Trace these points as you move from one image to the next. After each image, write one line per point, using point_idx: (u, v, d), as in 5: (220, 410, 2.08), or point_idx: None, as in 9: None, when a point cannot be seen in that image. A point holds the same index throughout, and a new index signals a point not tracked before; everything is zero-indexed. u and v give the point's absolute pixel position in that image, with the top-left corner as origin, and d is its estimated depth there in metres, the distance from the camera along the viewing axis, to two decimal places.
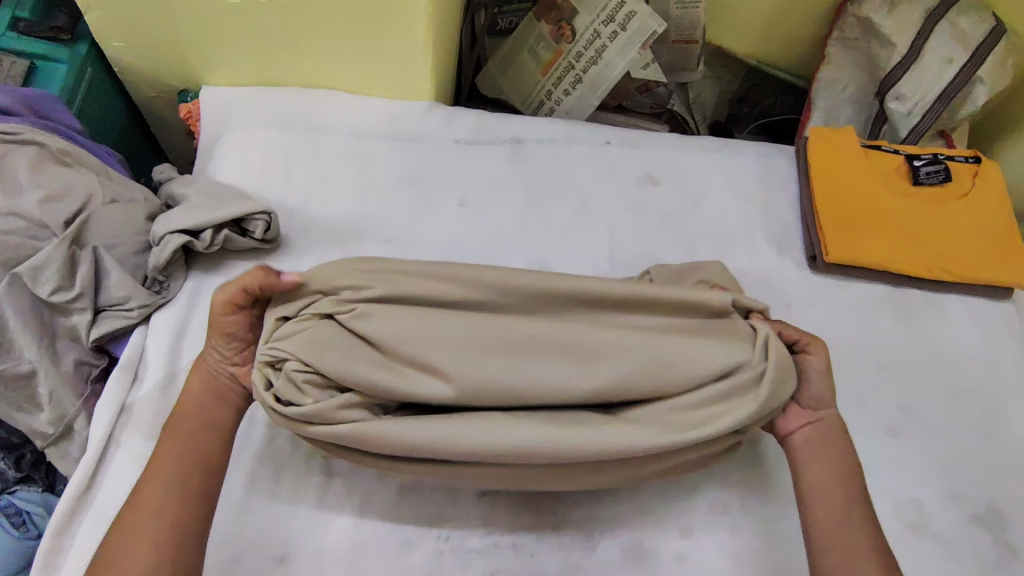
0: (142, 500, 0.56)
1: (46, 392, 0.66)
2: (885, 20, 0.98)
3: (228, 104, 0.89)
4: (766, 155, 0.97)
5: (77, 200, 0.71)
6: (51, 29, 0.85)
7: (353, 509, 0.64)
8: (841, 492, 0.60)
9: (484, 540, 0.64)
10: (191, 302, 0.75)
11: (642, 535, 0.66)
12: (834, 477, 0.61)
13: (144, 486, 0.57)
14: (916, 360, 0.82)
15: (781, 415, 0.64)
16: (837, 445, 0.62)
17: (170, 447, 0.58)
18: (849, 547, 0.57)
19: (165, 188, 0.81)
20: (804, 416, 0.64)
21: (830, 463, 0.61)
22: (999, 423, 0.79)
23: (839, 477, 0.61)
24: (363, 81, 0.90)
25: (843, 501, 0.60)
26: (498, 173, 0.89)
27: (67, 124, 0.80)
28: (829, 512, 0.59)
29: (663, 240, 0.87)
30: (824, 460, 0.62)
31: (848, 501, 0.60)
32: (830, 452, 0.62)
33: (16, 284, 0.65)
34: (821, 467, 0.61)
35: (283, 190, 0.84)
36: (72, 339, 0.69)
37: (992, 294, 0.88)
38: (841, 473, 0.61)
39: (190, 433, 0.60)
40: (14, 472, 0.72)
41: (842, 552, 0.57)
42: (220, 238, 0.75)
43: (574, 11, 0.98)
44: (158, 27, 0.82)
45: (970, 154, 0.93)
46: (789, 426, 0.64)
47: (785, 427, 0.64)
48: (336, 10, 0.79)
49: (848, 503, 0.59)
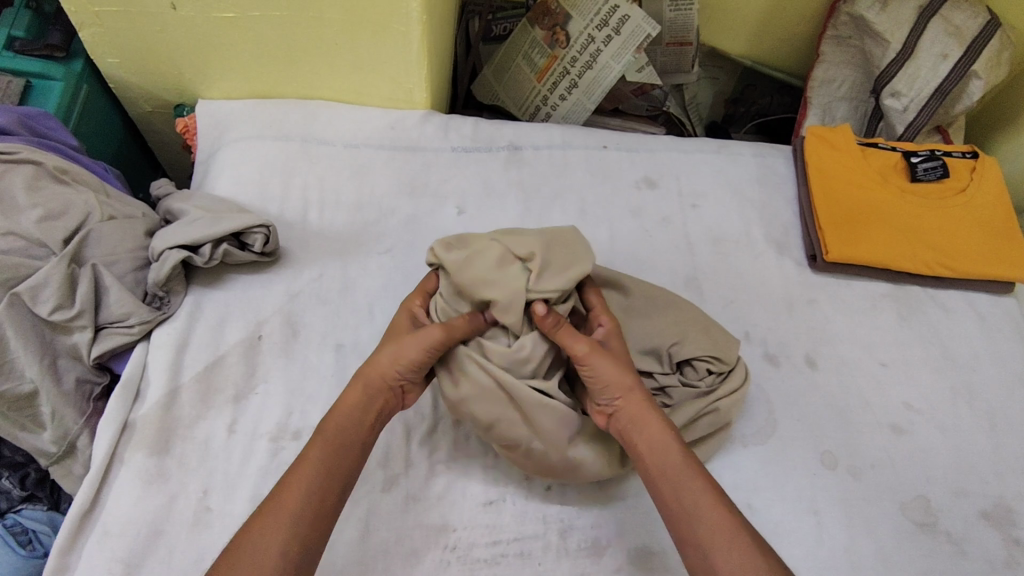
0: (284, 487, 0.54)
1: (48, 411, 0.66)
2: (878, 17, 0.97)
3: (224, 118, 0.89)
4: (763, 155, 0.97)
5: (75, 217, 0.71)
6: (45, 47, 0.85)
7: (358, 522, 0.64)
8: (664, 486, 0.56)
9: (491, 550, 0.64)
10: (191, 317, 0.74)
11: (649, 540, 0.66)
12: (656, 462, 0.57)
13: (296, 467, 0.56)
14: (918, 357, 0.82)
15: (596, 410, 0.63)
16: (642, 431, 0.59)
17: (326, 439, 0.57)
18: (692, 539, 0.52)
19: (162, 204, 0.81)
20: (605, 413, 0.62)
21: (642, 453, 0.58)
22: (1005, 419, 0.78)
23: (660, 468, 0.57)
24: (359, 91, 0.90)
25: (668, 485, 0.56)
26: (495, 181, 0.89)
27: (63, 141, 0.80)
28: (665, 506, 0.55)
29: (662, 243, 0.87)
30: (637, 456, 0.59)
31: (672, 488, 0.55)
32: (633, 444, 0.59)
33: (16, 304, 0.65)
34: (653, 449, 0.58)
35: (280, 203, 0.84)
36: (73, 357, 0.68)
37: (994, 288, 0.88)
38: (662, 458, 0.57)
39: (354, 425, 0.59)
40: (19, 491, 0.71)
41: (687, 541, 0.53)
42: (219, 251, 0.74)
43: (568, 17, 0.98)
44: (153, 41, 0.81)
45: (967, 149, 0.93)
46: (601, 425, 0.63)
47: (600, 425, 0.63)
48: (328, 23, 0.79)
49: (672, 490, 0.55)
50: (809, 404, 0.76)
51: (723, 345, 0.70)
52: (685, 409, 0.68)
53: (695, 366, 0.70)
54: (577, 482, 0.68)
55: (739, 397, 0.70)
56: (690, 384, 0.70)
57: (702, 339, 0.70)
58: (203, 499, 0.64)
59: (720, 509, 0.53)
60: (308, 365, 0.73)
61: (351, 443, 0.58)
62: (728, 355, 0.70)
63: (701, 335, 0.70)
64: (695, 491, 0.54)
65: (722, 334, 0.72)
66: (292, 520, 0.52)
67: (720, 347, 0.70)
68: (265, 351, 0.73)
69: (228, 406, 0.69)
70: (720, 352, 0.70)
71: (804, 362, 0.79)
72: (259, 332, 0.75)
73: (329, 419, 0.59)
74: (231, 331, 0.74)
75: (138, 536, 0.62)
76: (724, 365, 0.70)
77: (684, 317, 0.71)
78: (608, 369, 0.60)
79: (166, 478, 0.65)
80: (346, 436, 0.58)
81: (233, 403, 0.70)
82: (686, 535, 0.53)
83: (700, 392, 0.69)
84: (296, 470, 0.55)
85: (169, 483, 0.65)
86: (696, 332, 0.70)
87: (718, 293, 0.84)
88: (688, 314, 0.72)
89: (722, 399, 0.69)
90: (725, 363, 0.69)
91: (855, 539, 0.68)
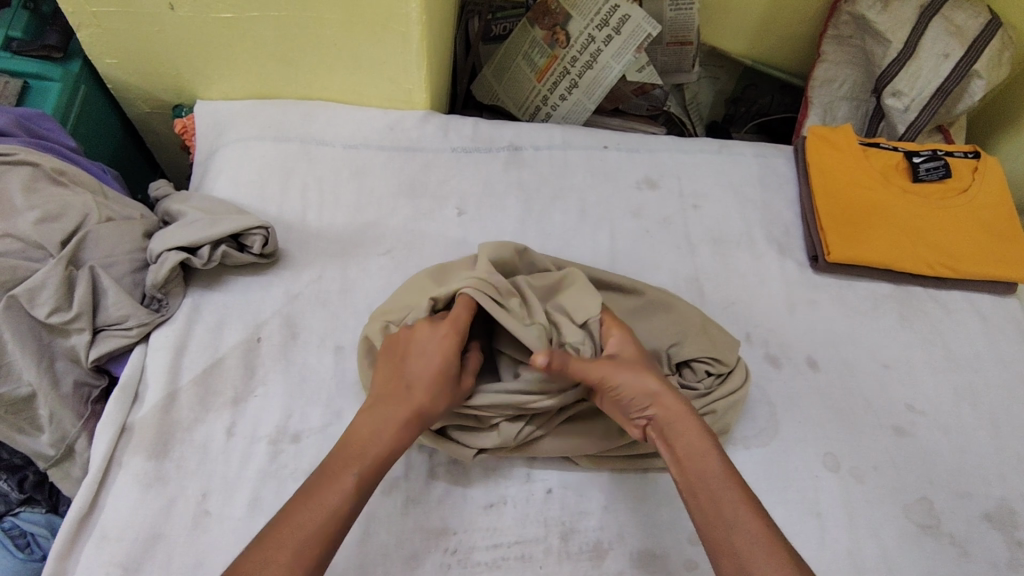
0: (301, 505, 0.52)
1: (46, 414, 0.65)
2: (879, 16, 0.97)
3: (222, 119, 0.88)
4: (764, 155, 0.96)
5: (73, 219, 0.70)
6: (44, 47, 0.85)
7: (358, 525, 0.63)
8: (699, 496, 0.55)
9: (492, 553, 0.64)
10: (190, 320, 0.74)
11: (651, 542, 0.65)
12: (689, 474, 0.57)
13: (325, 482, 0.54)
14: (921, 358, 0.81)
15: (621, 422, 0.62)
16: (676, 440, 0.58)
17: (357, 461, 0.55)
18: (728, 551, 0.52)
19: (161, 205, 0.80)
20: (642, 417, 0.61)
21: (676, 459, 0.58)
22: (1008, 420, 0.78)
23: (697, 477, 0.56)
24: (358, 91, 0.89)
25: (704, 497, 0.55)
26: (495, 181, 0.88)
27: (61, 143, 0.79)
28: (702, 521, 0.54)
29: (663, 244, 0.86)
30: (674, 463, 0.58)
31: (710, 497, 0.55)
32: (673, 452, 0.58)
33: (14, 307, 0.64)
34: (684, 462, 0.57)
35: (280, 204, 0.84)
36: (71, 360, 0.68)
37: (996, 289, 0.87)
38: (699, 465, 0.56)
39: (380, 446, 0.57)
40: (17, 494, 0.70)
41: (722, 551, 0.52)
42: (218, 253, 0.74)
43: (568, 17, 0.98)
44: (150, 41, 0.81)
45: (970, 149, 0.92)
46: (634, 432, 0.61)
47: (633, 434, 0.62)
48: (327, 23, 0.78)
49: (712, 500, 0.55)
50: (812, 406, 0.76)
51: (724, 345, 0.70)
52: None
53: (693, 367, 0.70)
54: (578, 485, 0.68)
55: (739, 399, 0.69)
56: (689, 386, 0.69)
57: (702, 340, 0.70)
58: (202, 502, 0.64)
59: (755, 522, 0.53)
60: (307, 368, 0.72)
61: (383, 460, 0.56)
62: (728, 357, 0.70)
63: (699, 334, 0.70)
64: (728, 505, 0.54)
65: (723, 335, 0.72)
66: (304, 538, 0.50)
67: (720, 350, 0.70)
68: (265, 352, 0.73)
69: (228, 408, 0.69)
70: (719, 353, 0.70)
71: (805, 363, 0.79)
72: (258, 334, 0.74)
73: (357, 427, 0.58)
74: (229, 332, 0.74)
75: (137, 539, 0.62)
76: (725, 367, 0.70)
77: (686, 317, 0.71)
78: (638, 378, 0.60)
79: (165, 481, 0.65)
80: (374, 447, 0.56)
81: (233, 405, 0.69)
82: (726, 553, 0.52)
83: (699, 392, 0.68)
84: (316, 483, 0.54)
85: (167, 486, 0.64)
86: (698, 334, 0.70)
87: (719, 294, 0.83)
88: (689, 315, 0.72)
89: (723, 400, 0.68)
90: (725, 365, 0.69)
91: (858, 542, 0.67)
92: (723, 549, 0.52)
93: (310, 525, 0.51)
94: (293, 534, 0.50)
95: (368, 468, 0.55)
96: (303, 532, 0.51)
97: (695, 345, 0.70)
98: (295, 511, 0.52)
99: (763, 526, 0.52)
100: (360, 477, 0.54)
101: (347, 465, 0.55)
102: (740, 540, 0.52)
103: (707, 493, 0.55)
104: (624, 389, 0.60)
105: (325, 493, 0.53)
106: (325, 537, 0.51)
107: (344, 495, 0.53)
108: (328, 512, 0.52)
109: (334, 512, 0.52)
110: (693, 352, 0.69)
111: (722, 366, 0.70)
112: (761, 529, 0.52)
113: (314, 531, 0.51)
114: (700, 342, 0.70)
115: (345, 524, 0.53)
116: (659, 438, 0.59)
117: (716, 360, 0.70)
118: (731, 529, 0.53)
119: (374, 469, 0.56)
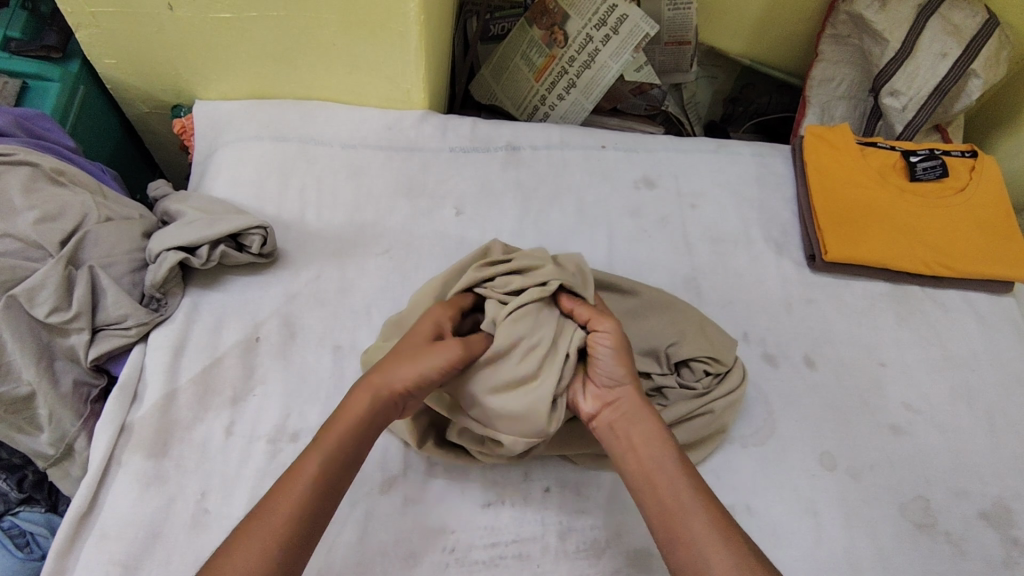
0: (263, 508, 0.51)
1: (45, 413, 0.66)
2: (876, 16, 0.97)
3: (221, 117, 0.88)
4: (761, 155, 0.96)
5: (72, 219, 0.70)
6: (43, 48, 0.85)
7: (357, 524, 0.64)
8: (658, 480, 0.55)
9: (489, 552, 0.64)
10: (189, 319, 0.74)
11: (647, 541, 0.66)
12: (648, 461, 0.56)
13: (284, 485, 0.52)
14: (918, 357, 0.82)
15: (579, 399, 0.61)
16: (638, 423, 0.58)
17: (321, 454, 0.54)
18: (687, 537, 0.51)
19: (160, 205, 0.80)
20: (601, 400, 0.60)
21: (635, 445, 0.57)
22: (1004, 419, 0.78)
23: (654, 462, 0.56)
24: (356, 90, 0.89)
25: (664, 484, 0.55)
26: (493, 181, 0.88)
27: (61, 143, 0.79)
28: (661, 510, 0.54)
29: (660, 243, 0.87)
30: (632, 450, 0.57)
31: (666, 481, 0.55)
32: (630, 437, 0.58)
33: (13, 306, 0.64)
34: (642, 450, 0.57)
35: (278, 204, 0.84)
36: (70, 359, 0.68)
37: (992, 289, 0.87)
38: (657, 452, 0.56)
39: (341, 441, 0.55)
40: (17, 493, 0.71)
41: (681, 538, 0.52)
42: (217, 253, 0.74)
43: (566, 16, 0.98)
44: (148, 41, 0.81)
45: (967, 148, 0.92)
46: (588, 412, 0.61)
47: (583, 412, 0.61)
48: (325, 23, 0.79)
49: (670, 483, 0.54)
50: (809, 405, 0.76)
51: (721, 345, 0.71)
52: (679, 408, 0.68)
53: (692, 367, 0.70)
54: (577, 483, 0.68)
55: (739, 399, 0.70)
56: (688, 386, 0.70)
57: (702, 340, 0.71)
58: (201, 501, 0.64)
59: (708, 508, 0.53)
60: (305, 367, 0.73)
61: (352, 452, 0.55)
62: (726, 358, 0.70)
63: (697, 333, 0.71)
64: (682, 493, 0.54)
65: (722, 335, 0.72)
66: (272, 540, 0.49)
67: (717, 351, 0.70)
68: (264, 352, 0.73)
69: (226, 408, 0.69)
70: (716, 356, 0.70)
71: (803, 362, 0.79)
72: (256, 334, 0.74)
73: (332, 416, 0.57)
74: (228, 332, 0.74)
75: (135, 538, 0.62)
76: (723, 367, 0.70)
77: (685, 315, 0.72)
78: (618, 354, 0.60)
79: (164, 480, 0.65)
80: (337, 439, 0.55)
81: (232, 404, 0.70)
82: (681, 543, 0.52)
83: (696, 393, 0.69)
84: (281, 483, 0.52)
85: (166, 485, 0.65)
86: (697, 336, 0.71)
87: (716, 293, 0.83)
88: (686, 316, 0.72)
89: (724, 399, 0.69)
90: (724, 364, 0.70)
91: (855, 540, 0.68)
92: (678, 540, 0.52)
93: (276, 531, 0.49)
94: (260, 535, 0.49)
95: (332, 465, 0.53)
96: (272, 533, 0.49)
97: (694, 347, 0.70)
98: (259, 516, 0.50)
99: (717, 512, 0.53)
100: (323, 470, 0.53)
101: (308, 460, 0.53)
102: (693, 530, 0.52)
103: (664, 481, 0.55)
104: (594, 364, 0.61)
105: (286, 493, 0.51)
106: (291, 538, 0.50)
107: (309, 499, 0.51)
108: (289, 511, 0.50)
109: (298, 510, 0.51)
110: (694, 353, 0.69)
111: (719, 368, 0.70)
112: (713, 515, 0.52)
113: (280, 535, 0.49)
114: (699, 343, 0.70)
115: (312, 520, 0.51)
116: (618, 421, 0.59)
117: (714, 360, 0.70)
118: (690, 517, 0.52)
119: (342, 462, 0.54)
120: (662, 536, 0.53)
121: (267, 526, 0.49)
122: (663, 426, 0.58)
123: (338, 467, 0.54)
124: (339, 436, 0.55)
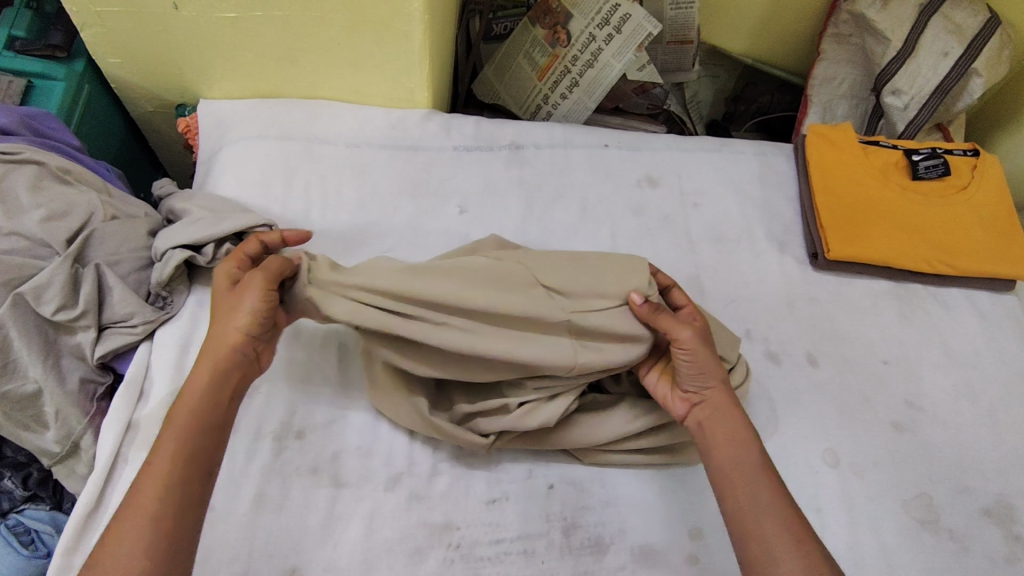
0: (136, 494, 0.51)
1: (52, 411, 0.66)
2: (878, 15, 0.97)
3: (226, 118, 0.89)
4: (764, 154, 0.97)
5: (78, 218, 0.71)
6: (47, 47, 0.86)
7: (363, 521, 0.64)
8: (737, 478, 0.56)
9: (494, 548, 0.64)
10: (195, 316, 0.74)
11: (652, 538, 0.66)
12: (725, 461, 0.58)
13: (145, 472, 0.52)
14: (919, 355, 0.82)
15: (669, 400, 0.64)
16: (721, 424, 0.60)
17: (175, 432, 0.54)
18: (757, 535, 0.53)
19: (165, 204, 0.81)
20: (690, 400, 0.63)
21: (716, 444, 0.59)
22: (1006, 417, 0.78)
23: (733, 462, 0.57)
24: (360, 90, 0.90)
25: (741, 484, 0.56)
26: (496, 179, 0.89)
27: (66, 142, 0.80)
28: (735, 508, 0.55)
29: (663, 241, 0.87)
30: (713, 448, 0.59)
31: (745, 480, 0.56)
32: (714, 436, 0.60)
33: (19, 304, 0.65)
34: (723, 448, 0.59)
35: (282, 202, 0.84)
36: (76, 357, 0.69)
37: (994, 287, 0.88)
38: (739, 452, 0.58)
39: (190, 412, 0.55)
40: (21, 491, 0.72)
41: (751, 534, 0.53)
42: (222, 251, 0.74)
43: (569, 16, 0.98)
44: (152, 39, 0.81)
45: (969, 147, 0.93)
46: (678, 411, 0.63)
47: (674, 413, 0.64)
48: (330, 23, 0.79)
49: (748, 483, 0.56)
50: (812, 402, 0.76)
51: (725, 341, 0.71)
52: None
53: None
54: (581, 479, 0.69)
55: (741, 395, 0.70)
56: None
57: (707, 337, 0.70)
58: None
59: (783, 512, 0.54)
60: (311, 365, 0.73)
61: (211, 416, 0.56)
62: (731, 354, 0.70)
63: None
64: (759, 493, 0.55)
65: (725, 331, 0.72)
66: (142, 522, 0.50)
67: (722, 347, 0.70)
68: None
69: None
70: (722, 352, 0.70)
71: (806, 360, 0.79)
72: None
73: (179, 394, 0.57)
74: None
75: None
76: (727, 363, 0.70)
77: None
78: (704, 361, 0.61)
79: None
80: (187, 413, 0.55)
81: None
82: (751, 541, 0.53)
83: None
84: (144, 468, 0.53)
85: None
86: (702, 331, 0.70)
87: (718, 291, 0.84)
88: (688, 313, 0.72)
89: None
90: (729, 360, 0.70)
91: (858, 537, 0.68)
92: (748, 539, 0.54)
93: (146, 511, 0.50)
94: (137, 520, 0.50)
95: (188, 438, 0.54)
96: (149, 516, 0.50)
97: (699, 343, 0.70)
98: (127, 509, 0.51)
99: (791, 516, 0.54)
100: (180, 445, 0.54)
101: (164, 442, 0.54)
102: (763, 529, 0.53)
103: (739, 480, 0.56)
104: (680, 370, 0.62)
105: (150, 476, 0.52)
106: (166, 514, 0.51)
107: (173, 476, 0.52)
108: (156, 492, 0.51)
109: (166, 485, 0.52)
110: None
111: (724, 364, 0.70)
112: (786, 520, 0.54)
113: (151, 514, 0.50)
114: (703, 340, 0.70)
115: (185, 489, 0.52)
116: (704, 421, 0.61)
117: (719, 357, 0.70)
118: (762, 516, 0.54)
119: (196, 429, 0.55)
120: (735, 531, 0.55)
121: (141, 510, 0.50)
122: (747, 428, 0.60)
123: (195, 439, 0.54)
124: (185, 412, 0.55)
